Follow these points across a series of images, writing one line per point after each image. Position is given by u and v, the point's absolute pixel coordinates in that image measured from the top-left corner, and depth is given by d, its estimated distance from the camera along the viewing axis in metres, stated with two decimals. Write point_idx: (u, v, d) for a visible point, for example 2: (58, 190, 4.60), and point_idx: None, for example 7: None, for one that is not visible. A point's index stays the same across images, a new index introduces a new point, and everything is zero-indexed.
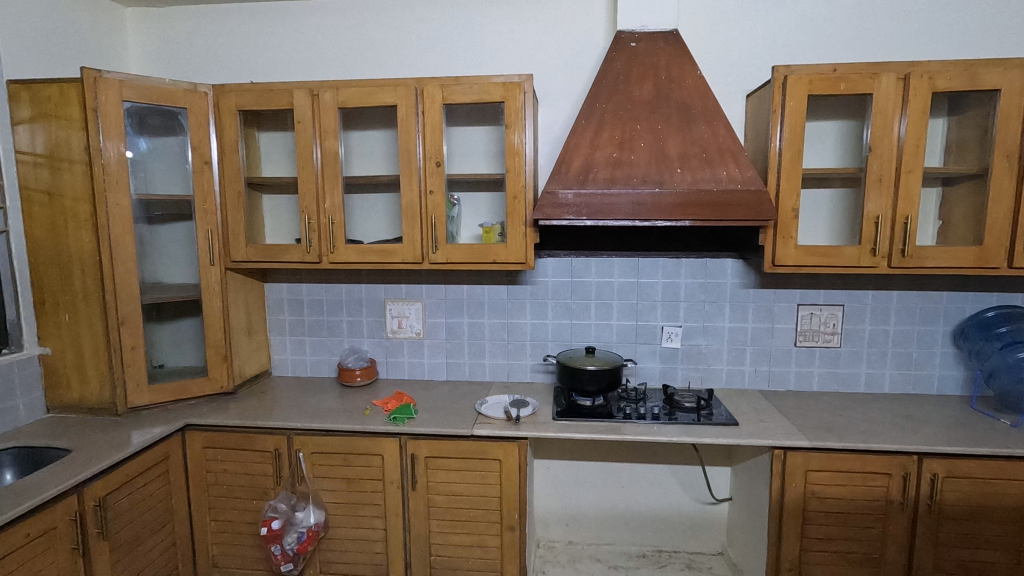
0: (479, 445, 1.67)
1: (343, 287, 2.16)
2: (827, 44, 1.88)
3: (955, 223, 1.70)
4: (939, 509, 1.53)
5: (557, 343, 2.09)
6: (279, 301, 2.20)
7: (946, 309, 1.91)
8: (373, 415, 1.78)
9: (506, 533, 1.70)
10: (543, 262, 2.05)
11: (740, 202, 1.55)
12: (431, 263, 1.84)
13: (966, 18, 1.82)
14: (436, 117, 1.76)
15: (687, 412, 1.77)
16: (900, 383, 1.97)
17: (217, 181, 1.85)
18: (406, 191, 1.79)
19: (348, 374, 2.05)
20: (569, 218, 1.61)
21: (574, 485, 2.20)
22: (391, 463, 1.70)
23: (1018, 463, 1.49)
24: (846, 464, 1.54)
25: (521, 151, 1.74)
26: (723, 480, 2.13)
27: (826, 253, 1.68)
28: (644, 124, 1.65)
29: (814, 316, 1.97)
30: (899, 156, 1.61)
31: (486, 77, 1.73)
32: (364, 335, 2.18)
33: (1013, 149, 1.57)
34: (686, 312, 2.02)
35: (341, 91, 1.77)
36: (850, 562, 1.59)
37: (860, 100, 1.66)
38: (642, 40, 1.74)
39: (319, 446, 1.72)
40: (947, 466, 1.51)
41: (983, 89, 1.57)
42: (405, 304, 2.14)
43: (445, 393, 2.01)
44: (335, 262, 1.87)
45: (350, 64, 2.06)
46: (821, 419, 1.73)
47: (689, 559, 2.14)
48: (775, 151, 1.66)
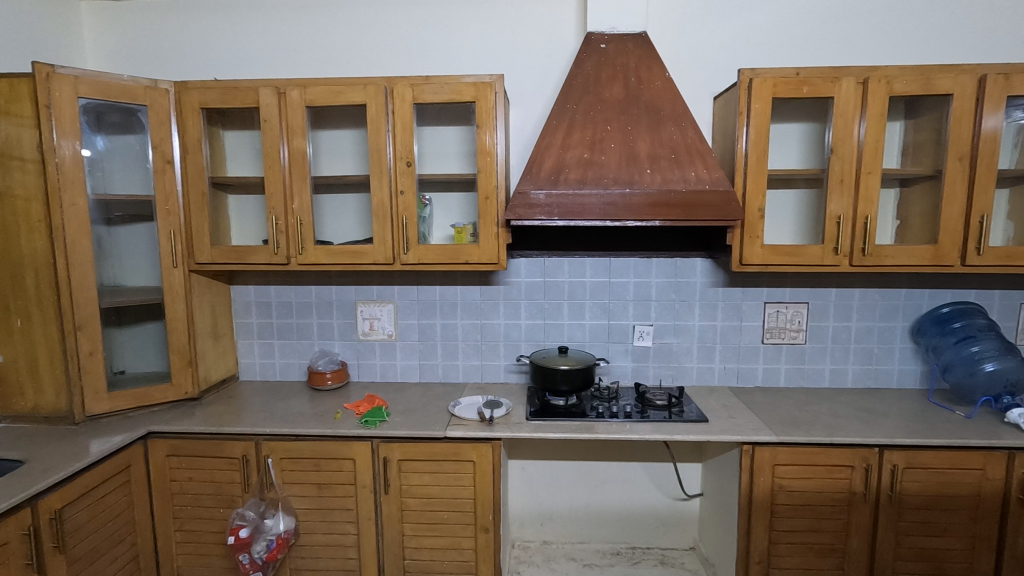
0: (452, 447, 1.66)
1: (313, 288, 2.12)
2: (790, 48, 1.93)
3: (912, 223, 1.76)
4: (899, 499, 1.58)
5: (530, 343, 2.10)
6: (246, 303, 2.15)
7: (905, 305, 1.98)
8: (344, 419, 1.76)
9: (481, 535, 1.70)
10: (515, 262, 2.05)
11: (708, 202, 1.58)
12: (403, 263, 1.82)
13: (920, 24, 1.89)
14: (407, 117, 1.74)
15: (659, 410, 1.79)
16: (862, 378, 2.04)
17: (179, 181, 1.79)
18: (377, 191, 1.77)
19: (319, 377, 2.01)
20: (541, 218, 1.61)
21: (549, 485, 2.20)
22: (363, 467, 1.68)
23: (972, 453, 1.55)
24: (812, 458, 1.59)
25: (492, 152, 1.74)
26: (694, 476, 2.16)
27: (791, 252, 1.72)
28: (615, 125, 1.66)
29: (780, 314, 2.02)
30: (860, 157, 1.66)
31: (457, 77, 1.72)
32: (335, 338, 2.14)
33: (966, 151, 1.64)
34: (657, 311, 2.05)
35: (308, 89, 1.74)
36: (816, 553, 1.63)
37: (822, 103, 1.70)
38: (612, 42, 1.76)
39: (288, 451, 1.68)
40: (906, 457, 1.56)
41: (937, 94, 1.63)
42: (376, 305, 2.11)
43: (418, 395, 1.99)
44: (304, 263, 1.83)
45: (319, 62, 2.03)
46: (788, 414, 1.78)
47: (662, 555, 2.17)
48: (741, 152, 1.69)
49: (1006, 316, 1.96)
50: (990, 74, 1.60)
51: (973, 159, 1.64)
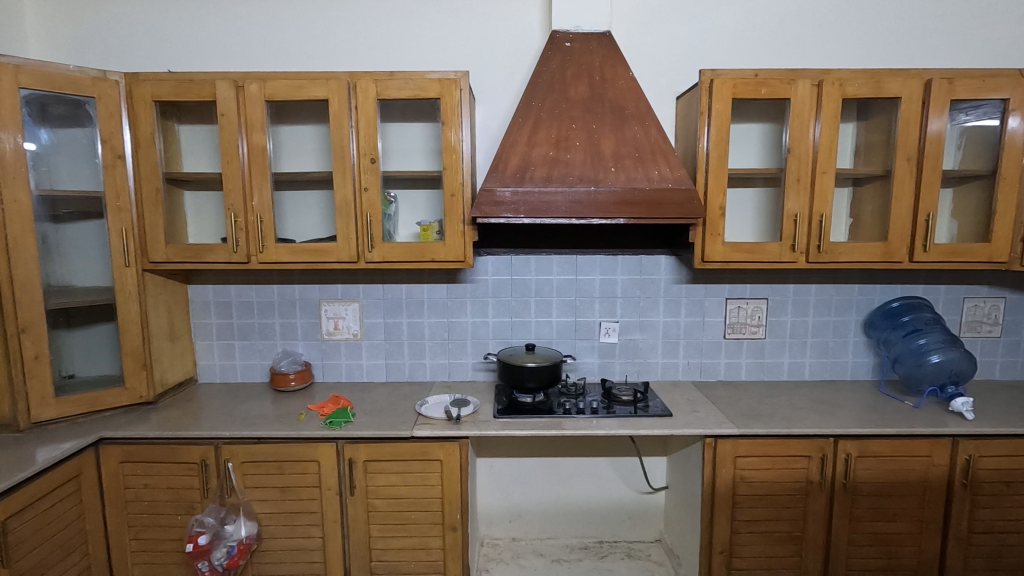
0: (419, 446, 1.65)
1: (275, 287, 2.07)
2: (749, 51, 1.97)
3: (865, 221, 1.83)
4: (853, 486, 1.64)
5: (497, 341, 2.10)
6: (205, 303, 2.08)
7: (858, 300, 2.06)
8: (308, 420, 1.72)
9: (449, 534, 1.69)
10: (482, 260, 2.04)
11: (672, 200, 1.60)
12: (367, 262, 1.79)
13: (871, 30, 1.96)
14: (370, 112, 1.71)
15: (625, 405, 1.81)
16: (819, 371, 2.11)
17: (131, 177, 1.72)
18: (340, 188, 1.74)
19: (281, 378, 1.96)
20: (507, 216, 1.61)
21: (517, 482, 2.21)
22: (327, 469, 1.65)
23: (919, 441, 1.62)
24: (771, 449, 1.63)
25: (457, 149, 1.73)
26: (660, 469, 2.20)
27: (751, 250, 1.76)
28: (580, 124, 1.68)
29: (740, 309, 2.07)
30: (816, 157, 1.71)
31: (422, 73, 1.70)
32: (298, 338, 2.10)
33: (913, 153, 1.71)
34: (623, 308, 2.08)
35: (268, 82, 1.69)
36: (775, 541, 1.68)
37: (780, 104, 1.75)
38: (577, 41, 1.77)
39: (249, 454, 1.64)
40: (859, 446, 1.62)
41: (887, 97, 1.70)
42: (341, 304, 2.08)
43: (384, 395, 1.97)
44: (266, 262, 1.79)
45: (280, 55, 1.98)
46: (749, 407, 1.82)
47: (629, 548, 2.20)
48: (703, 151, 1.73)
49: (950, 310, 2.06)
50: (936, 79, 1.67)
51: (920, 160, 1.71)
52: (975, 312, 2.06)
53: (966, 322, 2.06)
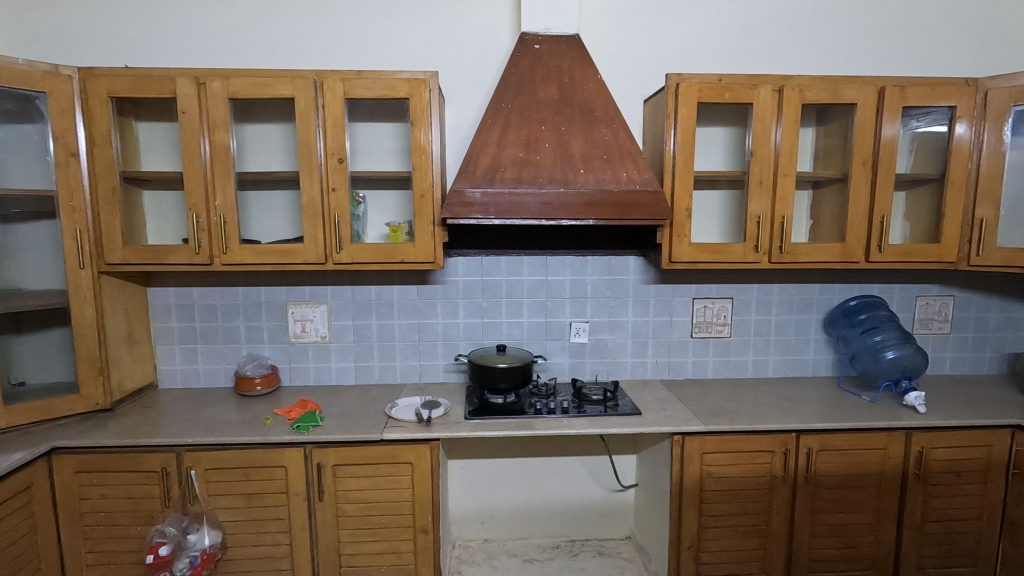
0: (389, 449, 1.63)
1: (240, 290, 2.02)
2: (714, 56, 2.02)
3: (824, 222, 1.89)
4: (814, 479, 1.70)
5: (468, 342, 2.09)
6: (165, 306, 2.02)
7: (818, 299, 2.13)
8: (274, 425, 1.68)
9: (420, 537, 1.68)
10: (453, 261, 2.03)
11: (640, 202, 1.63)
12: (336, 263, 1.76)
13: (829, 38, 2.03)
14: (337, 111, 1.69)
15: (595, 404, 1.83)
16: (782, 368, 2.17)
17: (86, 175, 1.66)
18: (307, 188, 1.71)
19: (247, 382, 1.92)
20: (477, 217, 1.61)
21: (489, 483, 2.21)
22: (295, 475, 1.62)
23: (875, 434, 1.68)
24: (736, 445, 1.67)
25: (427, 150, 1.71)
26: (630, 467, 2.23)
27: (716, 251, 1.81)
28: (549, 125, 1.69)
29: (707, 308, 2.12)
30: (777, 160, 1.76)
31: (391, 72, 1.68)
32: (264, 341, 2.05)
33: (868, 157, 1.77)
34: (593, 308, 2.10)
35: (231, 80, 1.65)
36: (741, 534, 1.73)
37: (743, 109, 1.80)
38: (546, 43, 1.79)
39: (213, 461, 1.59)
40: (820, 441, 1.68)
41: (844, 103, 1.76)
42: (308, 307, 2.04)
43: (353, 398, 1.94)
44: (230, 263, 1.74)
45: (244, 52, 1.93)
46: (716, 404, 1.86)
47: (600, 546, 2.22)
48: (669, 154, 1.76)
49: (904, 308, 2.15)
50: (889, 86, 1.74)
51: (875, 164, 1.77)
52: (927, 309, 2.15)
53: (918, 319, 2.15)
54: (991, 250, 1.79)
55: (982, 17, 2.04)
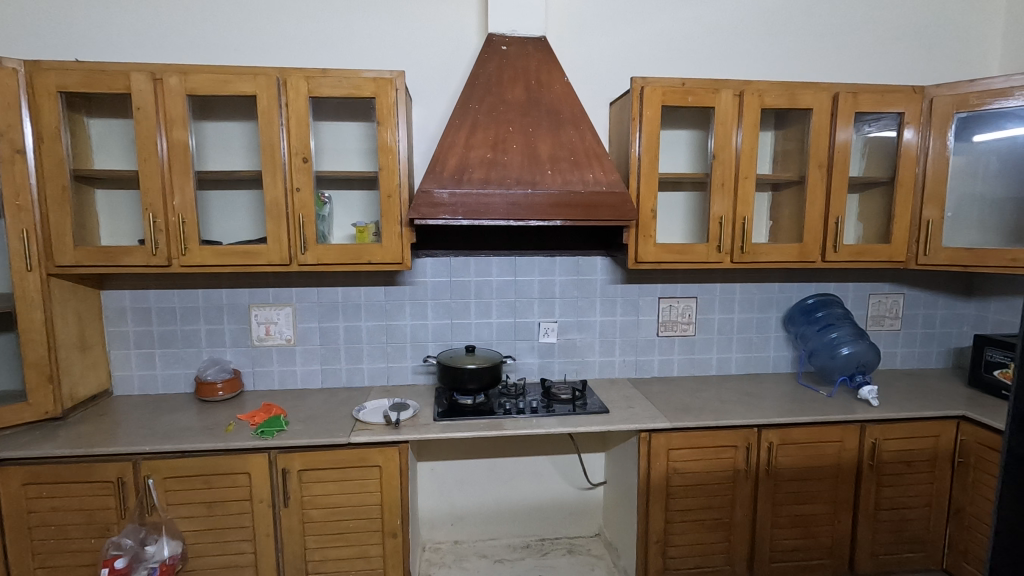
0: (357, 453, 1.61)
1: (200, 292, 1.96)
2: (677, 61, 2.06)
3: (783, 223, 1.95)
4: (775, 472, 1.75)
5: (437, 343, 2.08)
6: (121, 310, 1.94)
7: (778, 298, 2.20)
8: (237, 431, 1.64)
9: (389, 541, 1.66)
10: (421, 262, 2.02)
11: (606, 203, 1.65)
12: (300, 264, 1.73)
13: (787, 45, 2.10)
14: (301, 110, 1.66)
15: (564, 403, 1.85)
16: (744, 365, 2.23)
17: (33, 173, 1.58)
18: (270, 188, 1.67)
19: (208, 388, 1.86)
20: (445, 218, 1.61)
21: (459, 485, 2.20)
22: (259, 481, 1.58)
23: (832, 428, 1.75)
24: (701, 441, 1.71)
25: (394, 150, 1.70)
26: (598, 465, 2.26)
27: (680, 251, 1.85)
28: (516, 126, 1.69)
29: (672, 307, 2.16)
30: (738, 163, 1.81)
31: (356, 71, 1.66)
32: (226, 344, 2.00)
33: (824, 160, 1.84)
34: (561, 308, 2.11)
35: (189, 76, 1.60)
36: (706, 528, 1.77)
37: (705, 113, 1.84)
38: (513, 45, 1.79)
39: (173, 470, 1.54)
40: (781, 435, 1.73)
41: (801, 108, 1.83)
42: (272, 309, 2.00)
43: (320, 401, 1.91)
44: (189, 264, 1.69)
45: (203, 48, 1.88)
46: (681, 401, 1.91)
47: (570, 544, 2.24)
48: (635, 156, 1.79)
49: (858, 305, 2.24)
50: (842, 93, 1.81)
51: (830, 167, 1.84)
52: (879, 307, 2.24)
53: (871, 316, 2.25)
54: (937, 249, 1.88)
55: (927, 28, 2.14)
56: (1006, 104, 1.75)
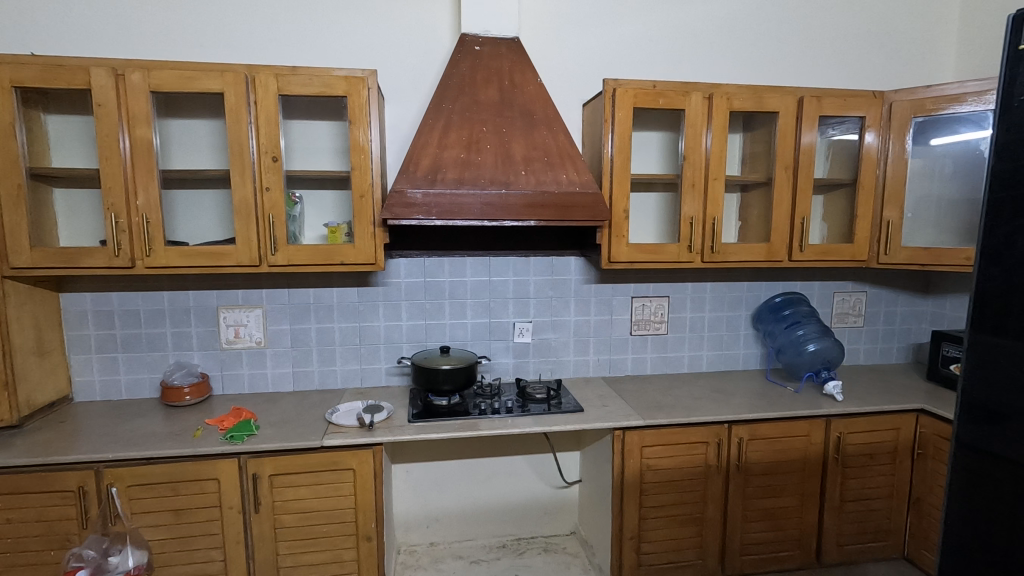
0: (330, 456, 1.58)
1: (166, 294, 1.91)
2: (648, 63, 2.09)
3: (751, 223, 2.00)
4: (745, 467, 1.79)
5: (411, 344, 2.07)
6: (81, 313, 1.88)
7: (747, 296, 2.25)
8: (205, 436, 1.60)
9: (363, 544, 1.65)
10: (394, 262, 2.01)
11: (580, 203, 1.67)
12: (271, 265, 1.70)
13: (754, 49, 2.15)
14: (271, 108, 1.63)
15: (539, 403, 1.85)
16: (715, 362, 2.27)
17: None
18: (238, 187, 1.64)
19: (174, 393, 1.81)
20: (419, 218, 1.60)
21: (435, 487, 2.19)
22: (228, 487, 1.54)
23: (799, 422, 1.80)
24: (674, 437, 1.74)
25: (366, 149, 1.68)
26: (573, 464, 2.28)
27: (652, 251, 1.87)
28: (490, 127, 1.70)
29: (645, 306, 2.19)
30: (708, 164, 1.85)
31: (327, 70, 1.64)
32: (193, 348, 1.95)
33: (789, 162, 1.89)
34: (535, 308, 2.12)
35: (153, 72, 1.56)
36: (679, 523, 1.80)
37: (676, 115, 1.87)
38: (486, 45, 1.79)
39: (137, 477, 1.50)
40: (750, 430, 1.77)
41: (768, 111, 1.87)
42: (241, 311, 1.96)
43: (291, 404, 1.88)
44: (154, 266, 1.64)
45: (168, 43, 1.83)
46: (654, 398, 1.93)
47: (545, 543, 2.25)
48: (607, 157, 1.81)
49: (823, 303, 2.30)
50: (807, 97, 1.86)
51: (795, 168, 1.89)
52: (843, 304, 2.31)
53: (836, 313, 2.31)
54: (897, 249, 1.95)
55: (885, 35, 2.22)
56: (960, 109, 1.82)
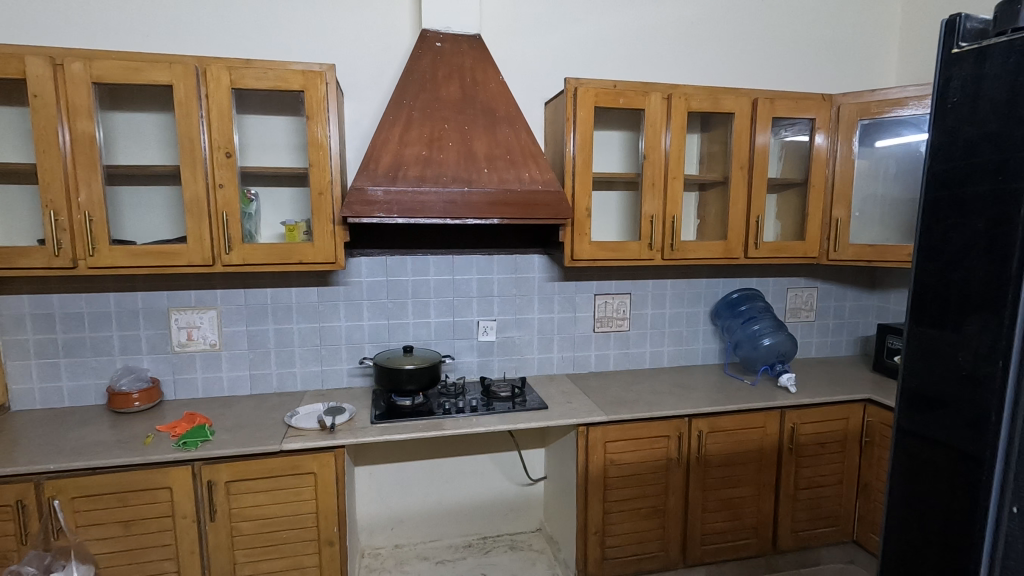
0: (289, 460, 1.54)
1: (112, 296, 1.82)
2: (609, 63, 2.12)
3: (709, 221, 2.05)
4: (705, 459, 1.83)
5: (374, 344, 2.04)
6: (18, 317, 1.77)
7: (705, 293, 2.30)
8: (156, 443, 1.53)
9: (325, 549, 1.61)
10: (355, 261, 1.97)
11: (542, 201, 1.67)
12: (225, 265, 1.64)
13: (711, 51, 2.21)
14: (223, 102, 1.57)
15: (503, 401, 1.85)
16: (675, 357, 2.32)
17: None
18: (189, 183, 1.57)
19: (122, 399, 1.73)
20: (380, 216, 1.57)
21: (399, 488, 2.16)
22: (181, 496, 1.48)
23: (755, 414, 1.85)
24: (636, 432, 1.77)
25: (325, 145, 1.65)
26: (538, 461, 2.29)
27: (613, 248, 1.90)
28: (452, 124, 1.68)
29: (607, 303, 2.22)
30: (667, 163, 1.89)
31: (282, 63, 1.59)
32: (143, 352, 1.87)
33: (744, 162, 1.95)
34: (499, 306, 2.12)
35: (95, 62, 1.48)
36: (642, 516, 1.83)
37: (636, 115, 1.90)
38: (447, 41, 1.77)
39: (82, 489, 1.42)
40: (709, 423, 1.82)
41: (724, 112, 1.92)
42: (194, 312, 1.88)
43: (248, 408, 1.82)
44: (98, 266, 1.56)
45: (112, 32, 1.75)
46: (617, 394, 1.96)
47: (511, 541, 2.26)
48: (569, 155, 1.82)
49: (777, 299, 2.38)
50: (761, 99, 1.92)
51: (750, 168, 1.95)
52: (796, 300, 2.40)
53: (789, 308, 2.40)
54: (845, 246, 2.03)
55: (832, 40, 2.31)
56: (902, 113, 1.91)
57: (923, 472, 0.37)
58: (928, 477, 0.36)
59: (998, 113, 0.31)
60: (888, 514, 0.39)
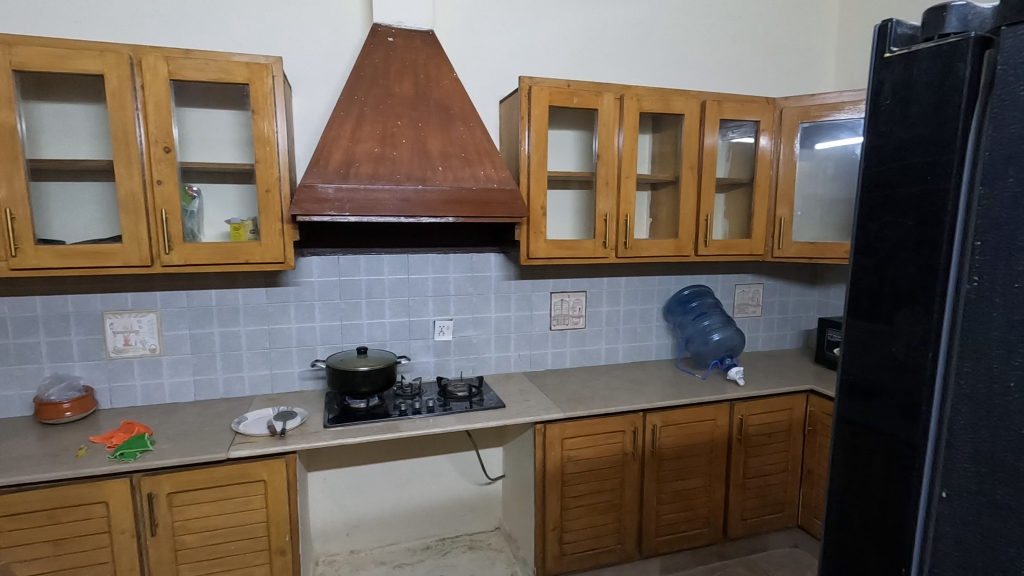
0: (238, 469, 1.48)
1: (39, 299, 1.70)
2: (562, 63, 2.14)
3: (661, 219, 2.09)
4: (659, 452, 1.88)
5: (326, 346, 1.98)
6: None
7: (658, 290, 2.35)
8: (89, 456, 1.44)
9: (277, 559, 1.56)
10: (306, 261, 1.91)
11: (498, 199, 1.67)
12: (164, 265, 1.56)
13: (661, 53, 2.26)
14: (161, 94, 1.49)
15: (460, 401, 1.84)
16: (630, 353, 2.37)
17: None
18: (124, 179, 1.49)
19: (51, 409, 1.62)
20: (331, 214, 1.53)
21: (354, 493, 2.12)
22: (119, 510, 1.40)
23: (706, 407, 1.91)
24: (593, 428, 1.79)
25: (272, 141, 1.59)
26: (496, 460, 2.29)
27: (569, 247, 1.92)
28: (405, 120, 1.65)
29: (563, 301, 2.24)
30: (620, 163, 1.92)
31: (225, 54, 1.53)
32: (74, 359, 1.75)
33: (694, 162, 2.00)
34: (456, 305, 2.10)
35: (15, 48, 1.38)
36: (599, 511, 1.85)
37: (589, 115, 1.92)
38: (399, 37, 1.74)
39: (5, 507, 1.32)
40: (663, 417, 1.86)
41: (674, 113, 1.97)
42: (131, 316, 1.78)
43: (192, 416, 1.74)
44: (21, 268, 1.46)
45: (35, 17, 1.63)
46: (573, 391, 1.98)
47: (470, 541, 2.25)
48: (524, 154, 1.82)
49: (726, 295, 2.46)
50: (709, 101, 1.98)
51: (699, 168, 2.01)
52: (743, 296, 2.48)
53: (738, 304, 2.48)
54: (788, 244, 2.12)
55: (775, 46, 2.41)
56: (839, 117, 2.02)
57: (861, 463, 0.38)
58: (866, 465, 0.38)
59: (925, 116, 0.33)
60: (830, 506, 0.40)
